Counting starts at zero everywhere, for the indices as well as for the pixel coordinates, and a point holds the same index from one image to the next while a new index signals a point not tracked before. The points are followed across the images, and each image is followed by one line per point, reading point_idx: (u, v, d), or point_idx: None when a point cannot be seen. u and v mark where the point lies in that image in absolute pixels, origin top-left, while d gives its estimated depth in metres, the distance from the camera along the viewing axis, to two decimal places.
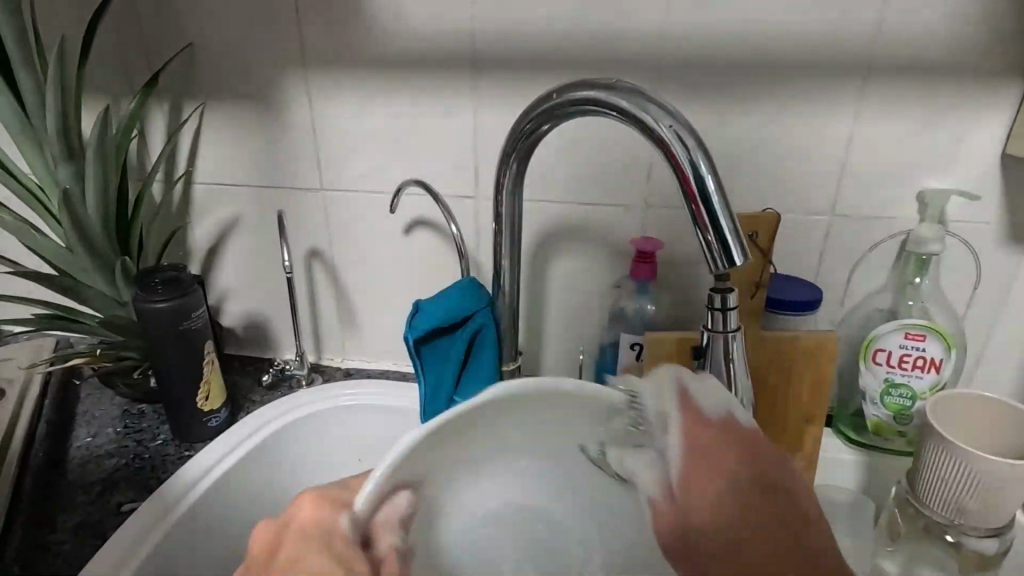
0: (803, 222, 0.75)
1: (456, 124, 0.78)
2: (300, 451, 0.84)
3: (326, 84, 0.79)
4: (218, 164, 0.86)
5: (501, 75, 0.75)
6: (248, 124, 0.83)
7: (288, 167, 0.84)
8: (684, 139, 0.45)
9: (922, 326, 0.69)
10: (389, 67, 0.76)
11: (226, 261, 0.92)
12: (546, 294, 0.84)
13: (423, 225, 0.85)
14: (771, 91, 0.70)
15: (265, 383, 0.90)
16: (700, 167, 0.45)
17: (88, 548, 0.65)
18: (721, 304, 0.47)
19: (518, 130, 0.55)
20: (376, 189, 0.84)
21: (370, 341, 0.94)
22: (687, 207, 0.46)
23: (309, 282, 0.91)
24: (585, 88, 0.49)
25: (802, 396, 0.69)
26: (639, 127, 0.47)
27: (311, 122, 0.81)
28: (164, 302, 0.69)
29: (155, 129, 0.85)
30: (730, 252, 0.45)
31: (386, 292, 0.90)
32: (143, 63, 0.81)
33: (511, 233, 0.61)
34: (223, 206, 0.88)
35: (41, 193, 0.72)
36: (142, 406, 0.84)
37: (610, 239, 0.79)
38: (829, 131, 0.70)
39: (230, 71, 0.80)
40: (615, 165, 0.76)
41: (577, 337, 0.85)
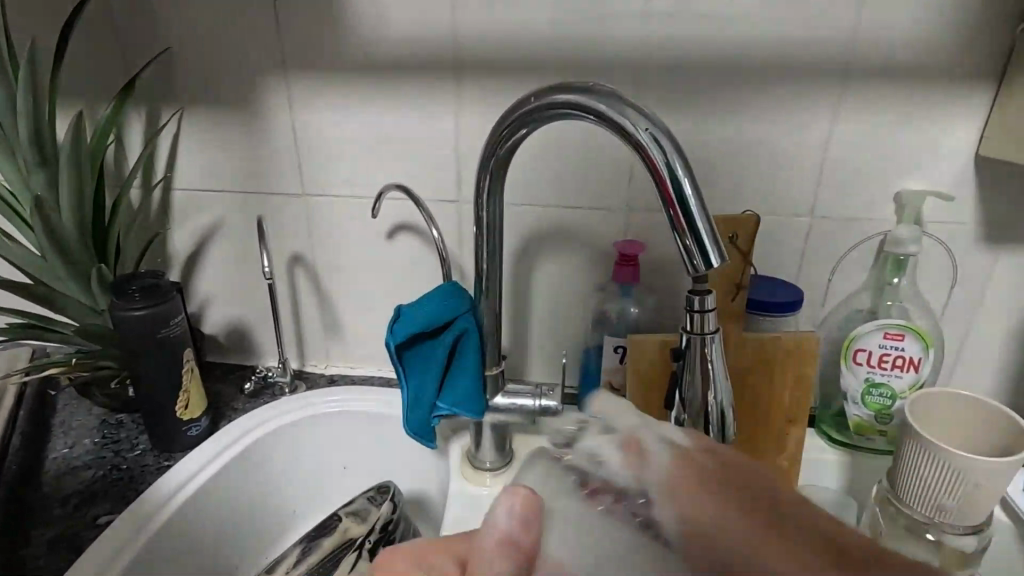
0: (784, 224, 0.75)
1: (439, 128, 0.78)
2: (283, 459, 0.82)
3: (306, 89, 0.78)
4: (198, 169, 0.85)
5: (482, 79, 0.74)
6: (229, 129, 0.82)
7: (269, 172, 0.83)
8: (661, 142, 0.46)
9: (901, 326, 0.69)
10: (370, 71, 0.76)
11: (208, 267, 0.91)
12: (531, 297, 0.84)
13: (406, 230, 0.84)
14: (750, 94, 0.70)
15: (247, 390, 0.89)
16: (677, 170, 0.45)
17: (64, 562, 0.64)
18: (699, 306, 0.46)
19: (497, 134, 0.55)
20: (358, 194, 0.83)
21: (354, 347, 0.93)
22: (664, 209, 0.46)
23: (292, 289, 0.90)
24: (562, 92, 0.50)
25: (785, 397, 0.70)
26: (617, 131, 0.47)
27: (292, 128, 0.80)
28: (141, 309, 0.68)
29: (133, 135, 0.84)
30: (707, 253, 0.45)
31: (370, 297, 0.89)
32: (120, 68, 0.80)
33: (493, 236, 0.61)
34: (203, 212, 0.87)
35: (13, 200, 0.70)
36: (120, 416, 0.82)
37: (594, 242, 0.79)
38: (808, 134, 0.71)
39: (209, 77, 0.79)
40: (598, 169, 0.76)
41: (562, 340, 0.85)
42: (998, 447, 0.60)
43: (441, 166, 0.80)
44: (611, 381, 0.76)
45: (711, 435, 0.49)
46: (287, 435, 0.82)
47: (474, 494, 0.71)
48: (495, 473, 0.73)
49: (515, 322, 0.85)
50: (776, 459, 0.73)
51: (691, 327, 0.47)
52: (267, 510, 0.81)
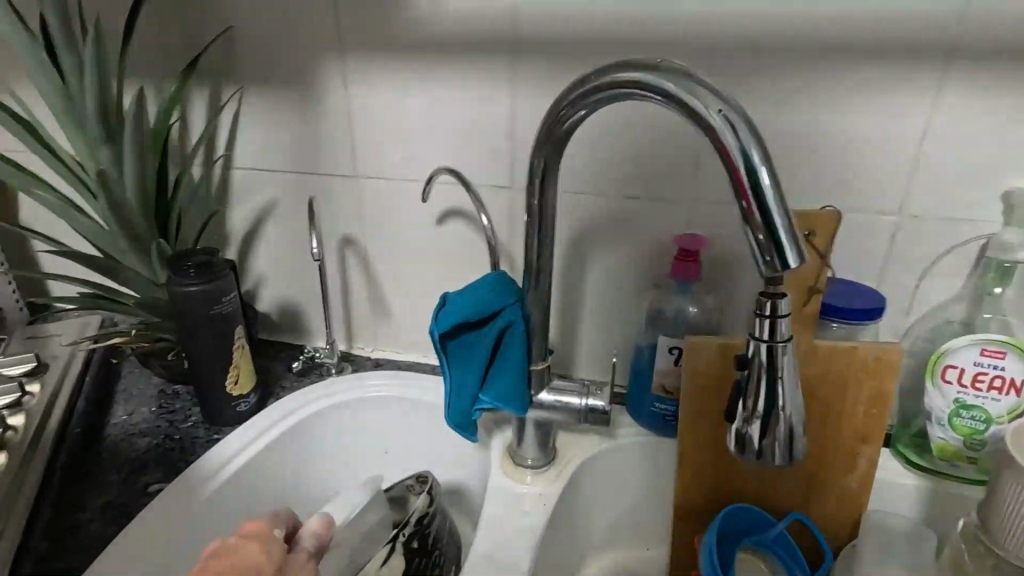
0: (868, 223, 0.68)
1: (493, 112, 0.75)
2: (326, 441, 0.83)
3: (361, 69, 0.77)
4: (257, 149, 0.85)
5: (541, 60, 0.71)
6: (286, 109, 0.82)
7: (323, 154, 0.83)
8: (735, 124, 0.41)
9: (1002, 342, 0.61)
10: (426, 51, 0.74)
11: (263, 245, 0.92)
12: (582, 291, 0.80)
13: (456, 216, 0.82)
14: (837, 77, 0.63)
15: (296, 369, 0.90)
16: (753, 158, 0.40)
17: (115, 528, 0.66)
18: (771, 310, 0.41)
19: (555, 115, 0.51)
20: (410, 177, 0.82)
21: (400, 332, 0.93)
22: (736, 201, 0.41)
23: (342, 271, 0.90)
24: (626, 70, 0.46)
25: (858, 412, 0.64)
26: (685, 112, 0.43)
27: (346, 110, 0.80)
28: (196, 285, 0.70)
29: (196, 115, 0.85)
30: (783, 251, 0.40)
31: (418, 284, 0.88)
32: (184, 47, 0.81)
33: (543, 224, 0.58)
34: (260, 191, 0.88)
35: (83, 174, 0.72)
36: (176, 387, 0.85)
37: (650, 235, 0.75)
38: (903, 122, 0.63)
39: (265, 57, 0.79)
40: (660, 156, 0.71)
41: (612, 338, 0.82)
42: None
43: (493, 152, 0.77)
44: (664, 383, 0.72)
45: (778, 455, 0.44)
46: (328, 417, 0.82)
47: (517, 490, 0.70)
48: (537, 471, 0.71)
49: (564, 315, 0.82)
50: (844, 479, 0.66)
51: (760, 334, 0.42)
52: (308, 488, 0.82)
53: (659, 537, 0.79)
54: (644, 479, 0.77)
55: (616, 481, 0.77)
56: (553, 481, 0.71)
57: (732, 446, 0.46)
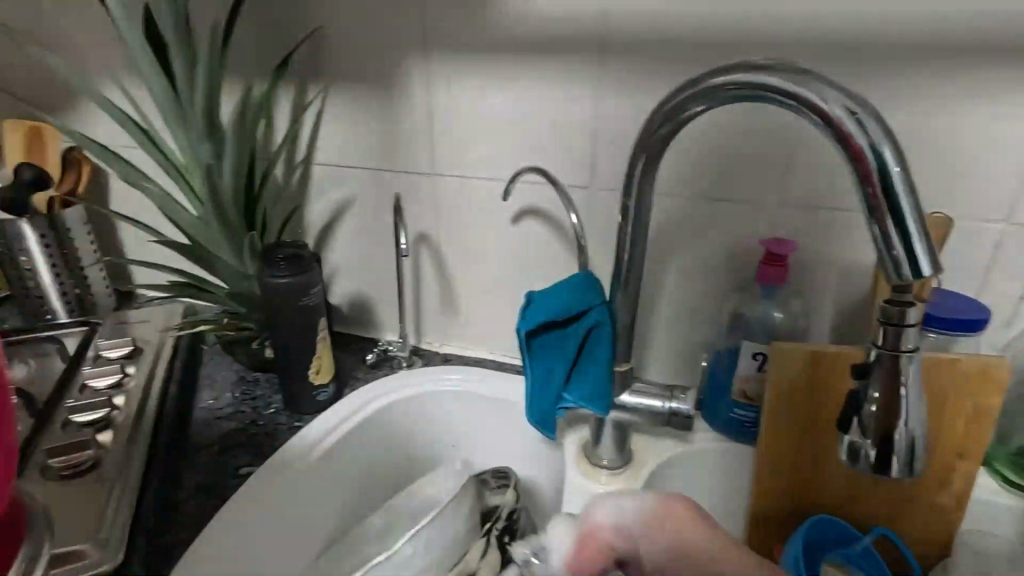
0: (970, 230, 0.65)
1: (577, 111, 0.75)
2: (399, 433, 0.85)
3: (446, 68, 0.78)
4: (339, 145, 0.88)
5: (630, 59, 0.71)
6: (370, 107, 0.84)
7: (403, 151, 0.85)
8: (868, 127, 0.40)
9: None
10: (512, 50, 0.74)
11: (339, 239, 0.94)
12: (658, 293, 0.79)
13: (532, 215, 0.83)
14: (945, 77, 0.61)
15: (369, 361, 0.92)
16: (887, 162, 0.39)
17: (209, 508, 0.68)
18: (897, 319, 0.40)
19: (661, 114, 0.51)
20: (488, 176, 0.82)
21: (469, 328, 0.94)
22: (865, 207, 0.40)
23: (415, 267, 0.92)
24: (746, 71, 0.45)
25: (958, 427, 0.61)
26: (811, 114, 0.42)
27: (428, 108, 0.81)
28: (287, 278, 0.72)
29: (281, 113, 0.88)
30: (918, 258, 0.38)
31: (490, 281, 0.89)
32: (274, 46, 0.84)
33: (638, 224, 0.57)
34: (339, 187, 0.91)
35: (184, 169, 0.76)
36: (257, 374, 0.88)
37: (734, 238, 0.73)
38: (1015, 127, 0.61)
39: (353, 56, 0.81)
40: (750, 157, 0.70)
41: (686, 341, 0.81)
42: None
43: (574, 151, 0.77)
44: (745, 389, 0.71)
45: (895, 468, 0.43)
46: (402, 409, 0.84)
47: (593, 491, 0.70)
48: (612, 472, 0.71)
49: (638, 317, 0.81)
50: (938, 496, 0.64)
51: (882, 341, 0.41)
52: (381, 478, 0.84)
53: None
54: (719, 486, 0.76)
55: (690, 487, 0.76)
56: (630, 483, 0.70)
57: (843, 456, 0.45)
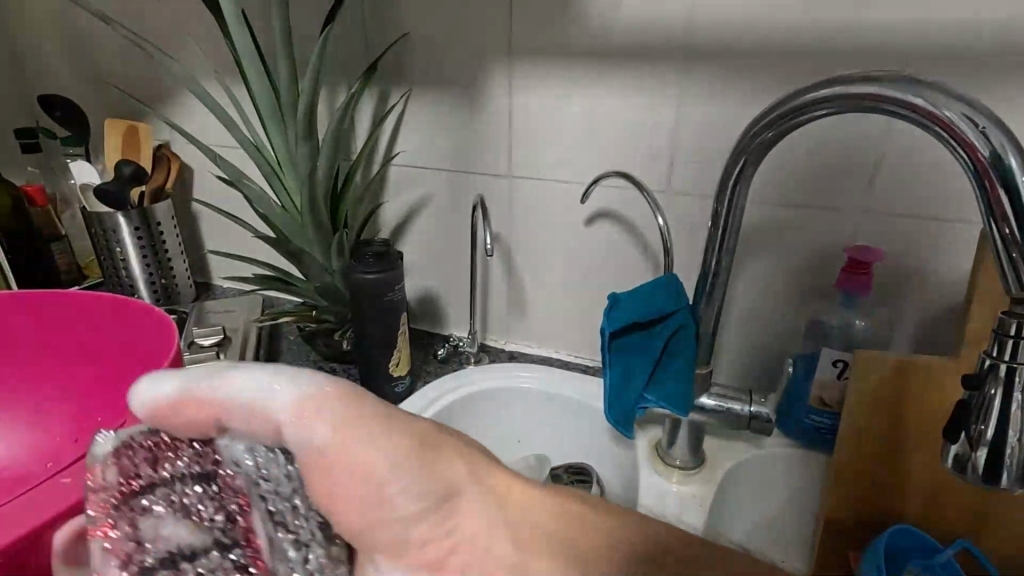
0: None
1: (658, 116, 0.76)
2: (470, 427, 0.87)
3: (528, 73, 0.80)
4: (417, 147, 0.91)
5: (716, 66, 0.71)
6: (450, 111, 0.87)
7: (480, 153, 0.87)
8: (994, 139, 0.40)
9: None
10: (595, 57, 0.76)
11: (411, 237, 0.98)
12: (731, 298, 0.80)
13: (606, 218, 0.84)
14: None
15: (439, 356, 0.96)
16: (1015, 177, 0.39)
17: None
18: (1014, 332, 0.41)
19: (765, 123, 0.52)
20: (563, 178, 0.84)
21: (536, 327, 0.96)
22: (989, 220, 0.40)
23: (485, 267, 0.95)
24: (863, 82, 0.45)
25: None
26: (932, 126, 0.43)
27: (507, 112, 0.83)
28: (375, 273, 0.75)
29: (363, 115, 0.91)
30: None
31: (559, 281, 0.91)
32: (360, 52, 0.87)
33: (732, 230, 0.58)
34: (415, 186, 0.94)
35: (279, 168, 0.80)
36: (333, 365, 0.91)
37: (814, 245, 0.74)
38: None
39: (437, 61, 0.84)
40: (835, 165, 0.70)
41: (757, 346, 0.81)
42: None
43: (652, 156, 0.78)
44: (822, 396, 0.71)
45: (1005, 478, 0.43)
46: (474, 403, 0.86)
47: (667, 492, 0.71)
48: (685, 473, 0.72)
49: None
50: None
51: (994, 351, 0.42)
52: None
53: (801, 556, 0.77)
54: (791, 492, 0.76)
55: (761, 491, 0.77)
56: (705, 485, 0.71)
57: (949, 463, 0.46)
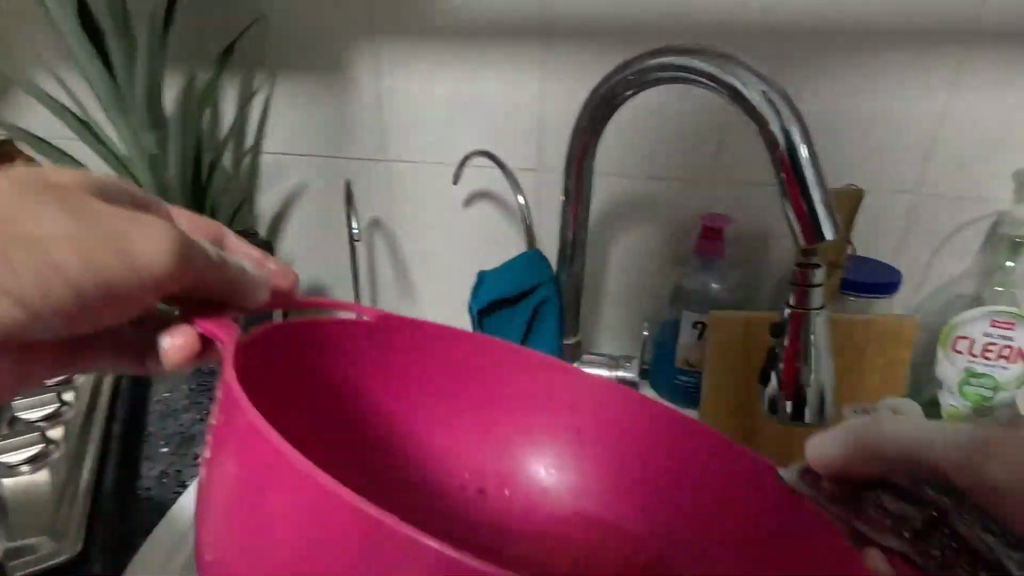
0: (884, 201, 0.70)
1: (523, 95, 0.77)
2: None
3: (394, 54, 0.79)
4: (289, 133, 0.88)
5: (572, 43, 0.73)
6: (319, 95, 0.84)
7: (354, 137, 0.86)
8: (774, 105, 0.44)
9: (1012, 313, 0.65)
10: (458, 35, 0.76)
11: (293, 228, 0.94)
12: (607, 271, 0.83)
13: (484, 197, 0.85)
14: (855, 61, 0.66)
15: None
16: (795, 140, 0.43)
17: None
18: (805, 280, 0.45)
19: (596, 97, 0.54)
20: (438, 160, 0.84)
21: (427, 312, 0.96)
22: (776, 177, 0.44)
23: (370, 253, 0.93)
24: (667, 54, 0.48)
25: (876, 381, 0.67)
26: (727, 93, 0.46)
27: (377, 93, 0.82)
28: None
29: (228, 101, 0.87)
30: (821, 223, 0.43)
31: (446, 264, 0.91)
32: (218, 34, 0.83)
33: (582, 203, 0.60)
34: (291, 174, 0.91)
35: (127, 160, 0.75)
36: None
37: (675, 215, 0.78)
38: (921, 104, 0.66)
39: (299, 42, 0.81)
40: (685, 137, 0.74)
41: (635, 316, 0.85)
42: None
43: (522, 134, 0.79)
44: (688, 356, 0.75)
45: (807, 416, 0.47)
46: None
47: None
48: None
49: (588, 294, 0.85)
50: None
51: (792, 301, 0.46)
52: None
53: None
54: None
55: None
56: None
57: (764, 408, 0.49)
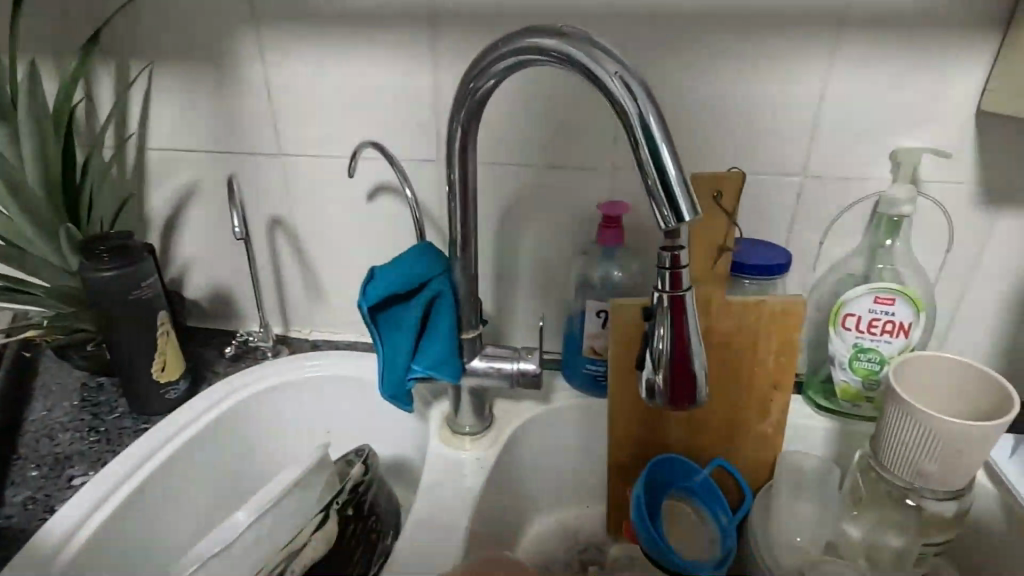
0: (774, 184, 0.72)
1: (415, 84, 0.74)
2: (266, 425, 0.83)
3: (277, 42, 0.75)
4: (172, 128, 0.82)
5: (461, 28, 0.71)
6: (202, 86, 0.79)
7: (243, 131, 0.81)
8: (631, 88, 0.43)
9: (892, 289, 0.67)
10: (344, 22, 0.73)
11: (187, 229, 0.89)
12: (515, 263, 0.82)
13: (385, 191, 0.82)
14: (737, 45, 0.66)
15: (228, 355, 0.88)
16: (648, 122, 0.42)
17: (35, 522, 0.64)
18: (671, 263, 0.45)
19: (467, 83, 0.52)
20: (334, 153, 0.80)
21: (336, 312, 0.92)
22: (635, 161, 0.43)
23: (272, 254, 0.89)
24: (527, 37, 0.47)
25: (770, 361, 0.69)
26: (585, 75, 0.45)
27: (264, 84, 0.78)
28: (112, 270, 0.67)
29: (104, 94, 0.81)
30: (678, 206, 0.42)
31: (351, 262, 0.88)
32: (85, 19, 0.77)
33: (466, 195, 0.58)
34: (180, 172, 0.85)
35: None
36: (100, 379, 0.82)
37: (576, 204, 0.77)
38: (802, 89, 0.67)
39: (177, 30, 0.76)
40: (581, 124, 0.73)
41: (546, 307, 0.84)
42: (976, 395, 0.59)
43: (419, 125, 0.77)
44: (593, 345, 0.75)
45: (682, 395, 0.48)
46: (267, 399, 0.82)
47: (455, 458, 0.72)
48: (475, 437, 0.74)
49: (498, 287, 0.84)
50: (760, 424, 0.72)
51: (663, 285, 0.46)
52: (251, 474, 0.82)
53: (597, 496, 0.82)
54: (583, 441, 0.80)
55: (554, 445, 0.80)
56: (492, 447, 0.73)
57: (643, 392, 0.50)
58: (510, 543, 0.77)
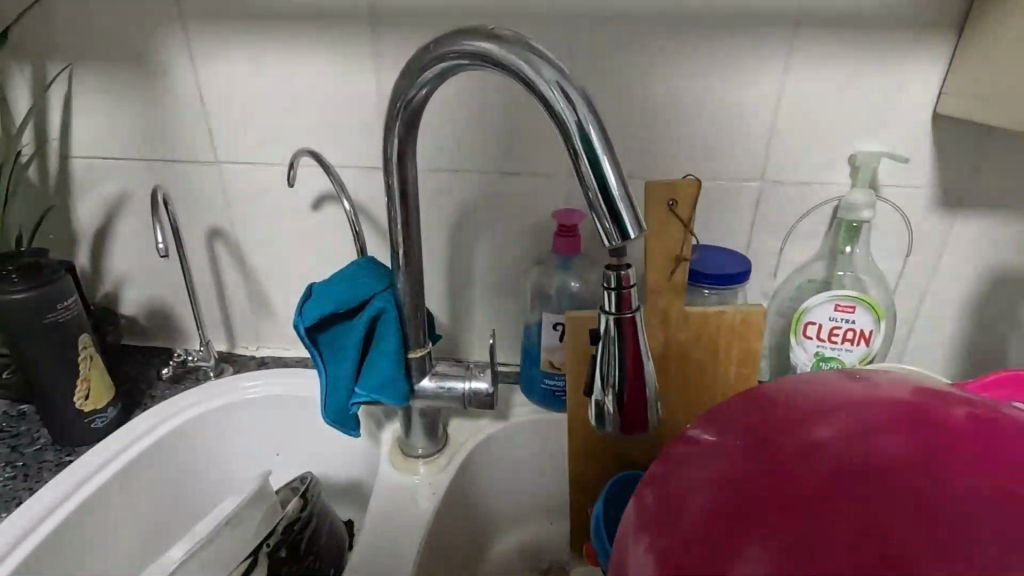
0: (733, 189, 0.70)
1: (357, 87, 0.70)
2: (207, 449, 0.78)
3: (208, 43, 0.70)
4: (96, 135, 0.76)
5: (404, 28, 0.67)
6: (126, 89, 0.73)
7: (175, 137, 0.75)
8: (570, 96, 0.40)
9: (852, 296, 0.65)
10: (278, 21, 0.68)
11: (118, 242, 0.83)
12: (470, 273, 0.78)
13: (331, 199, 0.77)
14: (691, 47, 0.63)
15: (166, 376, 0.83)
16: (588, 132, 0.39)
17: None
18: (616, 283, 0.42)
19: (399, 89, 0.48)
20: (274, 160, 0.76)
21: (284, 326, 0.87)
22: (575, 174, 0.40)
23: (212, 267, 0.84)
24: (459, 40, 0.43)
25: (731, 372, 0.66)
26: (522, 83, 0.41)
27: (194, 86, 0.72)
28: (21, 292, 0.62)
29: (18, 97, 0.75)
30: (622, 223, 0.39)
31: (298, 275, 0.83)
32: None
33: (406, 208, 0.54)
34: (107, 181, 0.79)
35: None
36: (23, 407, 0.76)
37: (531, 212, 0.74)
38: (759, 92, 0.65)
39: (96, 29, 0.71)
40: (532, 129, 0.70)
41: (503, 319, 0.80)
42: None
43: (363, 130, 0.72)
44: (551, 358, 0.72)
45: (634, 418, 0.46)
46: (207, 422, 0.77)
47: (406, 481, 0.68)
48: (428, 459, 0.70)
49: (453, 298, 0.80)
50: None
51: (610, 307, 0.43)
52: (191, 502, 0.77)
53: (559, 513, 0.80)
54: (543, 458, 0.77)
55: (513, 463, 0.77)
56: (446, 468, 0.70)
57: (593, 418, 0.47)
58: (468, 567, 0.73)
